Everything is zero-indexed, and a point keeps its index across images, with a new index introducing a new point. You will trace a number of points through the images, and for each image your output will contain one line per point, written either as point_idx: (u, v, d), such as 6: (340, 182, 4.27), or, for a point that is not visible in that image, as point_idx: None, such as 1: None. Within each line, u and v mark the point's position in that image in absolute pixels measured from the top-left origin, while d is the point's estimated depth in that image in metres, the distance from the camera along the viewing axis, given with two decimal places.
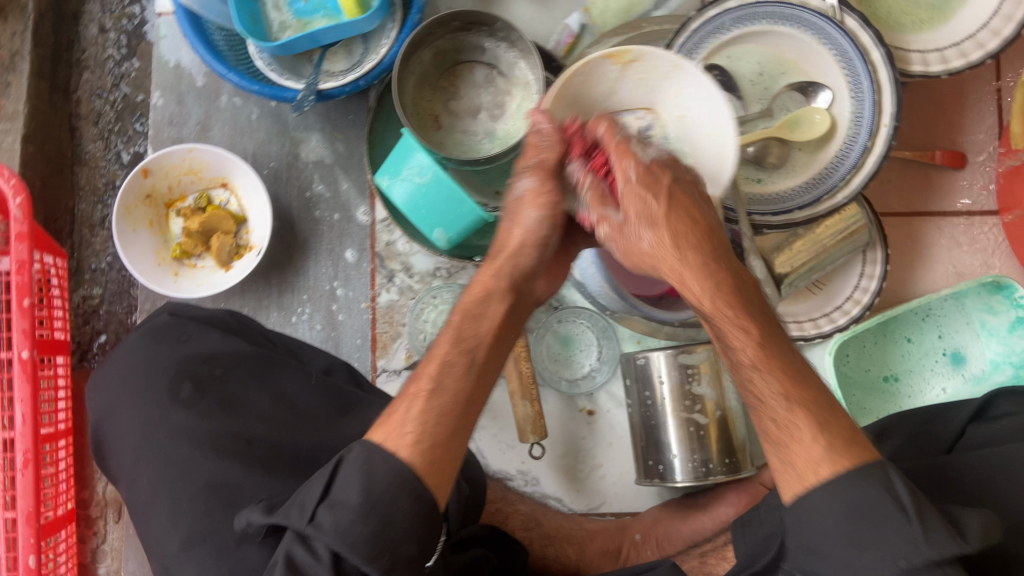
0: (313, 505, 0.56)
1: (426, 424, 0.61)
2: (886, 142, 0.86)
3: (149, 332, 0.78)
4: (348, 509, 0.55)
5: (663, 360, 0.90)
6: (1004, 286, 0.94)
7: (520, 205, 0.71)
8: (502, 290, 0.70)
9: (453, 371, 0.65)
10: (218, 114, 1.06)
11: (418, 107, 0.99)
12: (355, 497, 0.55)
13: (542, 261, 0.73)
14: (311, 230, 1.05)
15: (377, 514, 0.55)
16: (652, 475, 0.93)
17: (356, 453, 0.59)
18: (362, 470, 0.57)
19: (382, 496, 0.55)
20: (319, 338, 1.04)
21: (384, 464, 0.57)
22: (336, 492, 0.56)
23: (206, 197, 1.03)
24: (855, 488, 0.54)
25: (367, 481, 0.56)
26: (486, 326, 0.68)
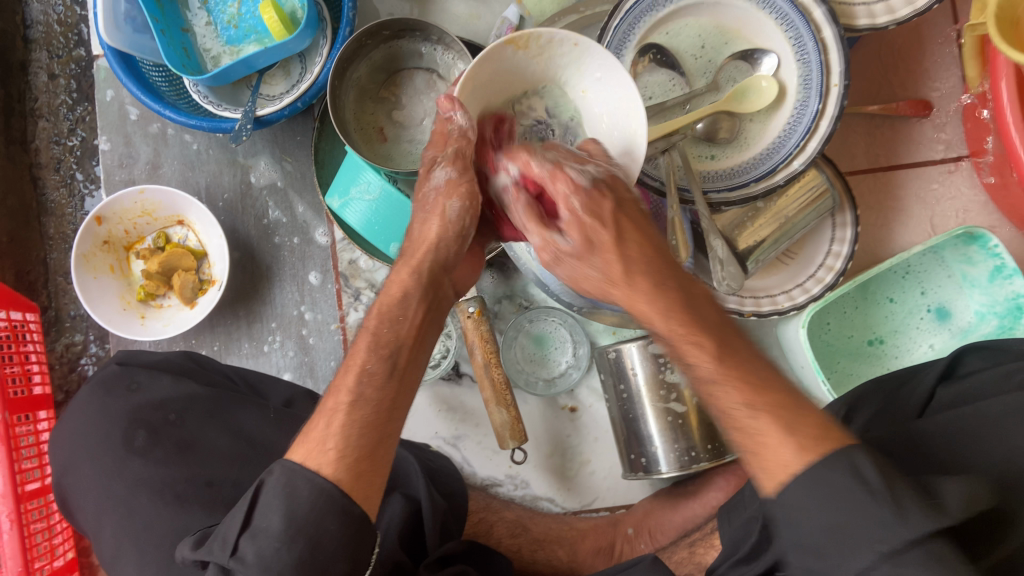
0: (234, 537, 0.55)
1: (349, 439, 0.58)
2: (839, 102, 0.82)
3: (98, 385, 0.77)
4: (270, 538, 0.54)
5: (635, 351, 0.89)
6: (978, 236, 0.89)
7: (436, 196, 0.70)
8: (421, 289, 0.68)
9: (372, 379, 0.62)
10: (167, 151, 1.05)
11: (361, 122, 0.97)
12: (277, 523, 0.54)
13: (460, 252, 0.72)
14: (272, 257, 1.04)
15: (301, 539, 0.54)
16: (636, 469, 0.91)
17: (273, 470, 0.56)
18: (282, 489, 0.55)
19: (304, 519, 0.54)
20: (292, 364, 1.03)
21: (305, 481, 0.55)
22: (258, 519, 0.55)
23: (163, 236, 1.02)
24: (823, 480, 0.51)
25: (287, 505, 0.54)
26: (405, 329, 0.66)
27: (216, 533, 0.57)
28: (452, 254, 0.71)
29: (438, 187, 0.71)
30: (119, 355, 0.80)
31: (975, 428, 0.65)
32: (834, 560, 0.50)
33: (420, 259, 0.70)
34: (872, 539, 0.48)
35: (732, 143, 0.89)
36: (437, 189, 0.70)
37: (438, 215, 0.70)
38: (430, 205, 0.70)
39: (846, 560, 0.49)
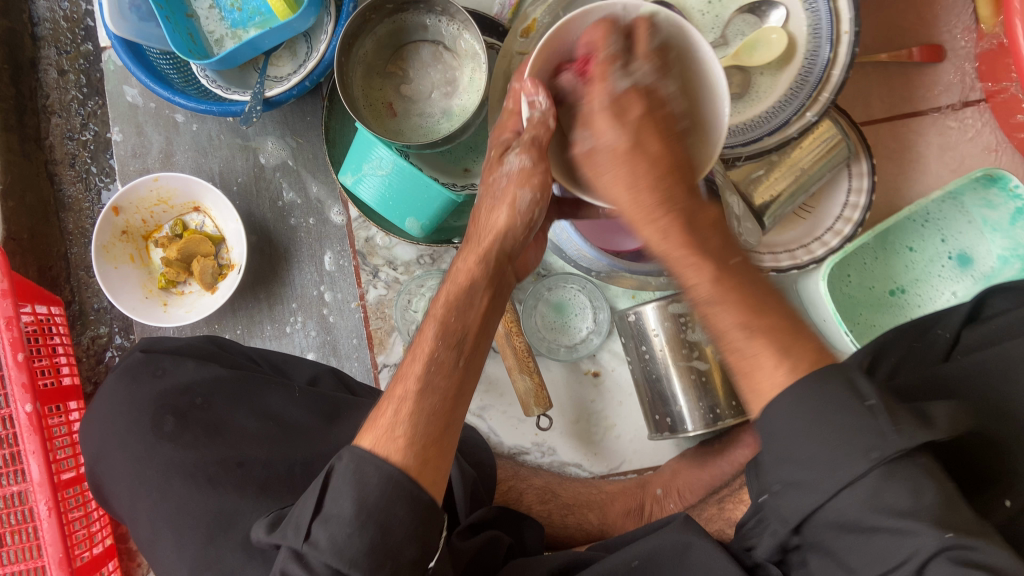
0: (307, 523, 0.55)
1: (417, 426, 0.58)
2: (851, 49, 0.81)
3: (125, 371, 0.78)
4: (341, 524, 0.53)
5: (654, 312, 0.88)
6: (998, 178, 0.88)
7: (508, 182, 0.64)
8: (487, 276, 0.66)
9: (442, 366, 0.62)
10: (179, 139, 1.06)
11: (370, 98, 0.97)
12: (349, 509, 0.53)
13: (526, 237, 0.68)
14: (289, 238, 1.05)
15: (373, 524, 0.53)
16: (662, 429, 0.91)
17: (343, 457, 0.56)
18: (350, 476, 0.55)
19: (376, 504, 0.54)
20: (315, 344, 1.04)
21: (374, 468, 0.55)
22: (330, 505, 0.54)
23: (181, 223, 1.03)
24: (825, 391, 0.51)
25: (356, 490, 0.54)
26: (472, 316, 0.64)
27: (286, 518, 0.57)
28: (519, 241, 0.67)
29: (510, 173, 0.64)
30: (143, 342, 0.81)
31: (998, 370, 0.65)
32: (821, 474, 0.51)
33: (491, 250, 0.66)
34: (866, 449, 0.49)
35: (744, 97, 0.88)
36: (509, 177, 0.64)
37: (509, 205, 0.65)
38: (501, 192, 0.65)
39: (836, 476, 0.50)
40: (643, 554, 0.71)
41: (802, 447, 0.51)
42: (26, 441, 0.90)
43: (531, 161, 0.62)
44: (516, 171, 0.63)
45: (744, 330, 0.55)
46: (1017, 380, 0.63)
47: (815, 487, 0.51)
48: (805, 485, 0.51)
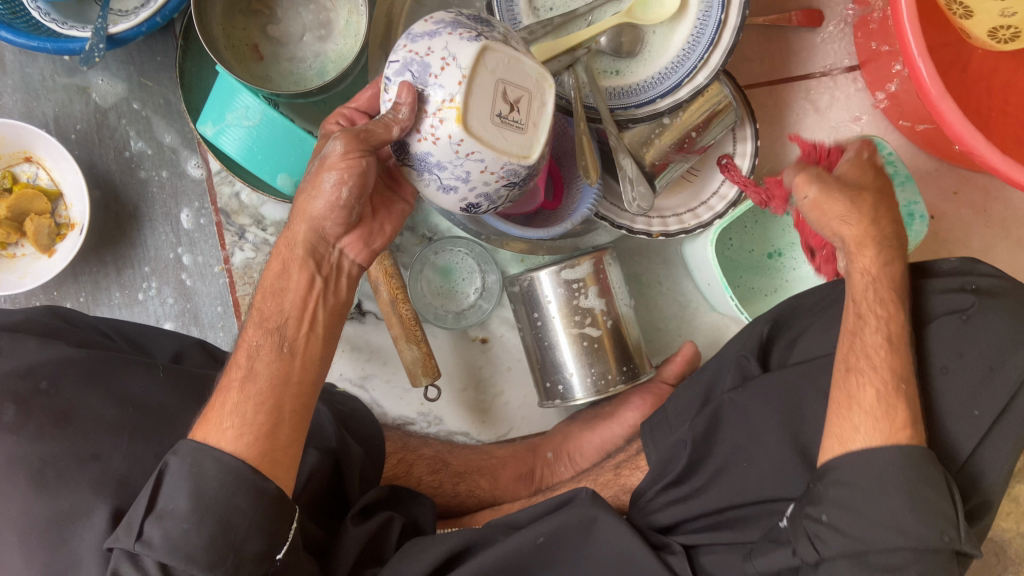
0: (140, 520, 0.53)
1: (246, 418, 0.57)
2: (739, 12, 0.81)
3: None
4: (178, 519, 0.53)
5: (548, 279, 0.86)
6: (874, 144, 0.91)
7: (319, 164, 0.59)
8: (301, 260, 0.62)
9: (262, 353, 0.60)
10: (5, 79, 0.92)
11: (231, 39, 0.87)
12: (184, 503, 0.53)
13: (354, 215, 0.62)
14: (140, 194, 0.93)
15: (212, 518, 0.53)
16: (553, 396, 0.90)
17: (178, 452, 0.55)
18: (189, 470, 0.54)
19: (216, 497, 0.54)
20: (173, 313, 0.94)
21: (212, 459, 0.54)
22: (164, 500, 0.54)
23: (9, 175, 0.90)
24: (919, 471, 0.61)
25: (194, 485, 0.54)
26: (288, 300, 0.61)
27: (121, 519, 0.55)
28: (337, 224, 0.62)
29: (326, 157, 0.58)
30: None
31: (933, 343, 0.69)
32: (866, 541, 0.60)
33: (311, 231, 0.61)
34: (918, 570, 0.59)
35: (637, 57, 0.86)
36: (322, 161, 0.58)
37: (320, 192, 0.59)
38: (312, 180, 0.60)
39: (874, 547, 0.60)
40: (548, 530, 0.70)
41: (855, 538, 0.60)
42: None
43: (344, 146, 0.57)
44: (330, 156, 0.58)
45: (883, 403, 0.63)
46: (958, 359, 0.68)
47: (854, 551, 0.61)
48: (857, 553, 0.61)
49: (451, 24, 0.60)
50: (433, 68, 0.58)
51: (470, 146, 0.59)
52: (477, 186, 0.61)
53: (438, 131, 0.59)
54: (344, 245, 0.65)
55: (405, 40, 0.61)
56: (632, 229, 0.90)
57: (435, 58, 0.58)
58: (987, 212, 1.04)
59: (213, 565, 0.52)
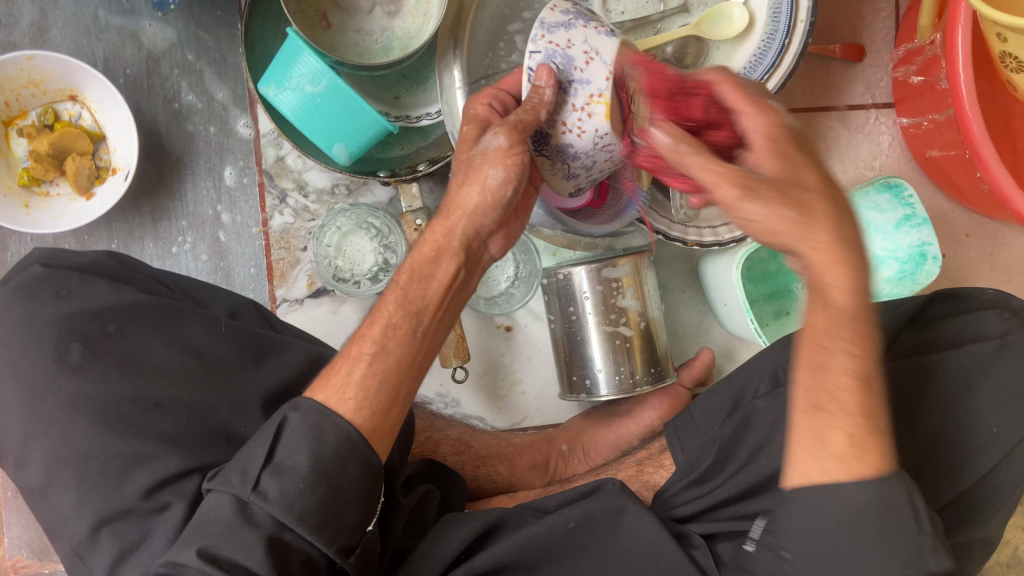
0: (256, 471, 0.55)
1: (368, 390, 0.58)
2: (803, 39, 0.83)
3: (19, 289, 0.64)
4: (295, 478, 0.54)
5: (585, 275, 0.87)
6: (895, 185, 0.95)
7: (481, 160, 0.62)
8: (454, 248, 0.63)
9: (397, 332, 0.61)
10: (57, 12, 0.89)
11: (301, 3, 0.87)
12: (304, 463, 0.55)
13: (505, 211, 0.65)
14: (185, 146, 0.93)
15: (324, 482, 0.55)
16: (578, 390, 0.90)
17: (299, 408, 0.57)
18: (310, 429, 0.56)
19: (331, 462, 0.55)
20: (206, 270, 0.93)
21: (332, 424, 0.56)
22: (282, 455, 0.55)
23: (52, 112, 0.88)
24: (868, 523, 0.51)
25: (314, 445, 0.55)
26: (434, 287, 0.63)
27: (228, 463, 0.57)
28: (488, 223, 0.64)
29: (486, 152, 0.61)
30: (42, 253, 0.68)
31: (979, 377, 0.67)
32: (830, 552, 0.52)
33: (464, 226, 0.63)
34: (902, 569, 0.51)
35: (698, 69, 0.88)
36: (484, 154, 0.61)
37: (483, 183, 0.62)
38: (473, 170, 0.62)
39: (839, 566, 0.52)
40: (579, 515, 0.71)
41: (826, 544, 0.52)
42: None
43: (506, 141, 0.60)
44: (497, 151, 0.61)
45: (856, 440, 0.51)
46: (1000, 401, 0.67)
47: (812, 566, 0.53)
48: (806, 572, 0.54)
49: (578, 15, 0.62)
50: (577, 61, 0.60)
51: (609, 140, 0.63)
52: (595, 172, 0.67)
53: (585, 125, 0.62)
54: (492, 241, 0.67)
55: (538, 29, 0.60)
56: (667, 235, 0.90)
57: (578, 55, 0.60)
58: (993, 255, 1.08)
59: (319, 527, 0.54)
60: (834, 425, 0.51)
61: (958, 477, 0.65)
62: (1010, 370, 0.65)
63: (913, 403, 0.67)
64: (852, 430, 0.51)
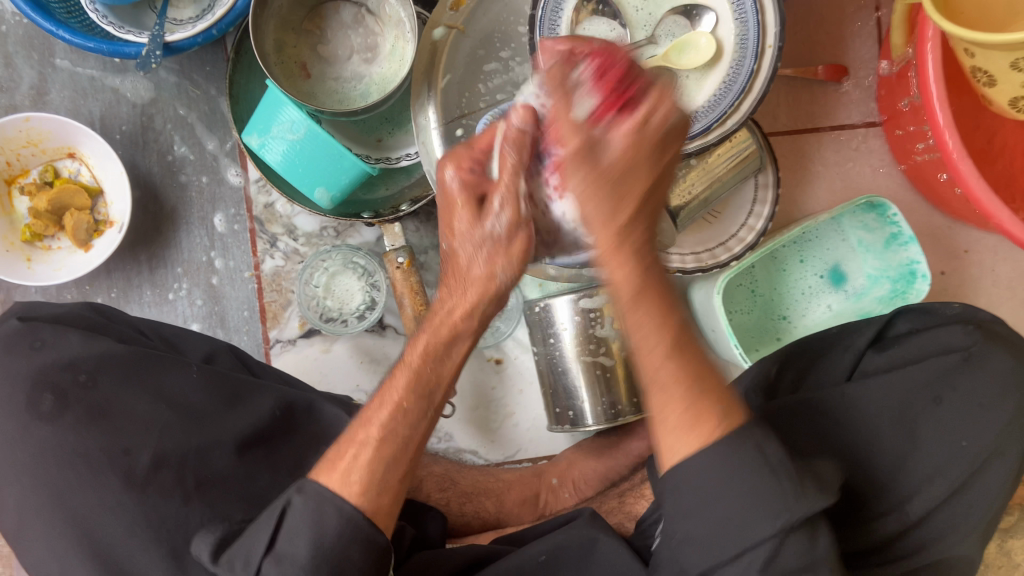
0: (257, 557, 0.55)
1: (374, 474, 0.56)
2: (773, 64, 0.83)
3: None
4: (295, 565, 0.54)
5: (566, 305, 0.88)
6: (878, 205, 0.93)
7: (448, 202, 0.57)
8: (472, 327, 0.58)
9: (406, 416, 0.57)
10: (55, 75, 0.94)
11: (282, 53, 0.91)
12: (303, 551, 0.54)
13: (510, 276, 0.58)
14: (178, 196, 0.96)
15: (327, 566, 0.54)
16: (563, 421, 0.91)
17: (302, 491, 0.56)
18: (308, 514, 0.55)
19: (331, 547, 0.54)
20: (201, 314, 0.96)
21: (334, 509, 0.55)
22: (282, 543, 0.55)
23: (51, 170, 0.92)
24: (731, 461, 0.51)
25: (314, 530, 0.54)
26: (449, 366, 0.59)
27: (234, 548, 0.57)
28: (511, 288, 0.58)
29: (450, 187, 0.56)
30: (20, 307, 0.71)
31: (931, 381, 0.68)
32: (727, 533, 0.51)
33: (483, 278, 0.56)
34: (775, 514, 0.51)
35: None
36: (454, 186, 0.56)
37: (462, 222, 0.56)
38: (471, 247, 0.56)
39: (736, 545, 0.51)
40: (550, 549, 0.71)
41: (703, 520, 0.52)
42: None
43: (457, 166, 0.56)
44: (448, 184, 0.56)
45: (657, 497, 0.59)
46: (975, 420, 0.67)
47: (712, 548, 0.52)
48: (705, 544, 0.52)
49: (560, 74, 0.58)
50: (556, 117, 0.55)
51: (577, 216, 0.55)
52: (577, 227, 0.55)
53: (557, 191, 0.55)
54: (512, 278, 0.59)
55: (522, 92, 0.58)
56: None
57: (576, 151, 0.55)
58: (995, 271, 1.06)
59: None
60: (666, 400, 0.51)
61: (930, 491, 0.66)
62: (977, 383, 0.68)
63: (881, 420, 0.67)
64: (689, 405, 0.51)
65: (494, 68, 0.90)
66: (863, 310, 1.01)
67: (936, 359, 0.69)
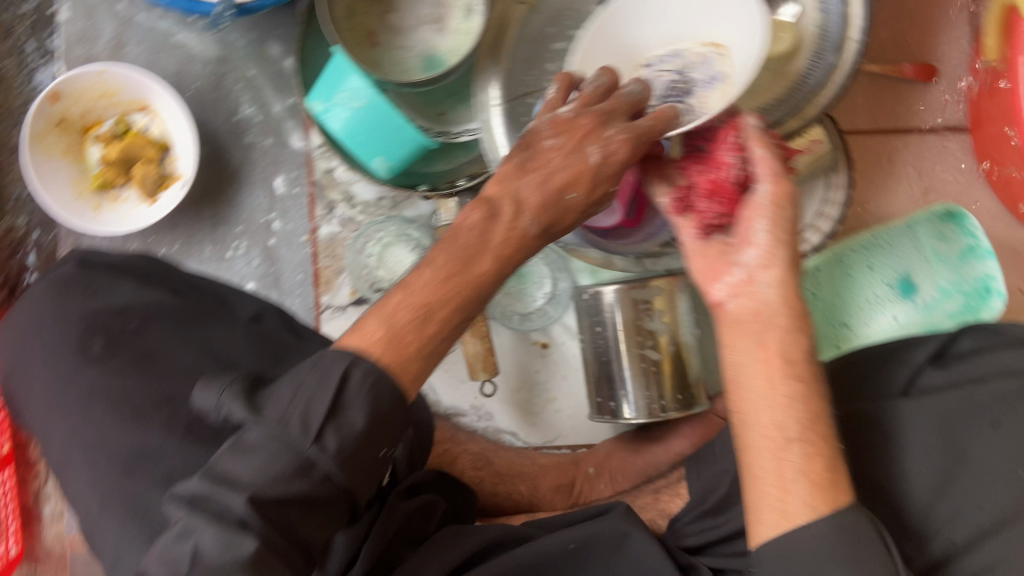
0: (317, 422, 0.49)
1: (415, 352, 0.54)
2: (855, 58, 0.78)
3: (54, 283, 0.71)
4: (351, 434, 0.50)
5: (616, 295, 0.86)
6: (956, 214, 0.93)
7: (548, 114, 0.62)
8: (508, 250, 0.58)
9: (436, 311, 0.55)
10: (134, 30, 0.97)
11: (352, 20, 0.90)
12: (362, 422, 0.50)
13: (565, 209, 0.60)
14: (243, 156, 0.98)
15: (376, 441, 0.51)
16: (604, 412, 0.90)
17: (357, 363, 0.51)
18: (366, 386, 0.51)
19: (385, 417, 0.51)
20: (257, 274, 0.98)
21: (390, 386, 0.52)
22: (341, 410, 0.50)
23: (124, 122, 0.94)
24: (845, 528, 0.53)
25: (372, 401, 0.51)
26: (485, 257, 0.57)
27: (274, 401, 0.51)
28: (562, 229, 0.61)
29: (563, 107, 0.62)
30: (79, 251, 0.74)
31: (986, 403, 0.65)
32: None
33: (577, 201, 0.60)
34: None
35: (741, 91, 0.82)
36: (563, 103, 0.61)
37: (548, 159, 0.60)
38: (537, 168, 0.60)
39: None
40: (581, 538, 0.69)
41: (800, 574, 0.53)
42: None
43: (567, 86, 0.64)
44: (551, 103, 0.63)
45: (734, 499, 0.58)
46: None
47: None
48: None
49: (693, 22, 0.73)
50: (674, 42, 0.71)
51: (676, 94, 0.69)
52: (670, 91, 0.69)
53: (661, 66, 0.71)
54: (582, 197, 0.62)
55: None
56: None
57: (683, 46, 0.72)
58: None
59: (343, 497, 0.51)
60: (785, 459, 0.57)
61: (975, 517, 0.62)
62: None
63: (927, 438, 0.64)
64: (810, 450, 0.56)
65: (562, 48, 0.88)
66: (931, 325, 0.95)
67: (999, 381, 0.65)
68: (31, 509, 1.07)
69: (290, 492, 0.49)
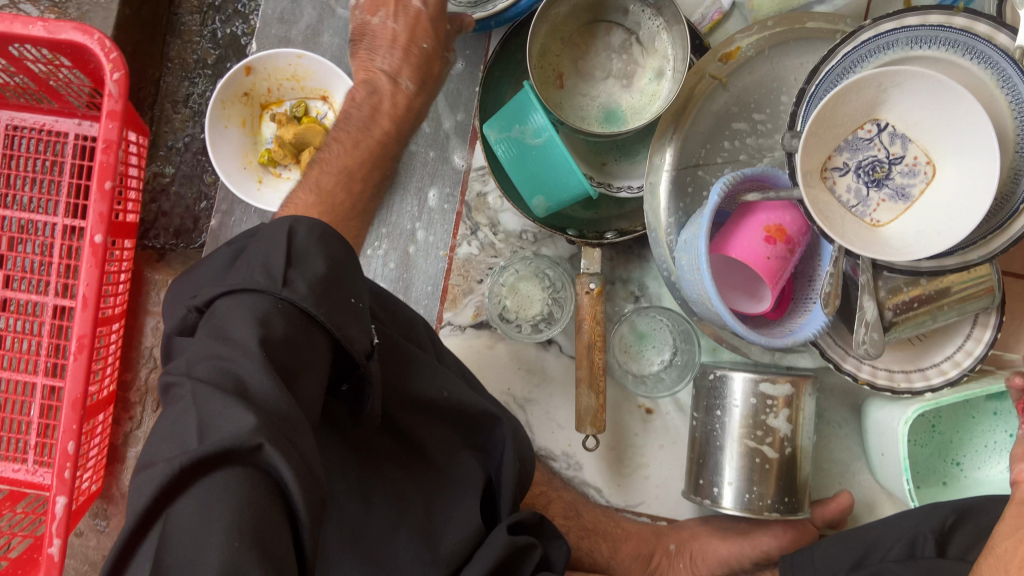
0: (282, 268, 0.54)
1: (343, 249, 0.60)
2: None
3: None
4: (314, 273, 0.56)
5: (741, 383, 0.86)
6: None
7: None
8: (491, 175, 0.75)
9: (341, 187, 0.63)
10: (331, 21, 0.99)
11: (544, 60, 0.92)
12: (322, 264, 0.57)
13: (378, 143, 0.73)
14: (404, 163, 1.00)
15: (340, 279, 0.58)
16: (702, 495, 0.89)
17: (300, 222, 0.58)
18: (312, 234, 0.58)
19: (341, 260, 0.58)
20: (390, 277, 1.00)
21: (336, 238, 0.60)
22: (299, 256, 0.56)
23: (304, 107, 0.97)
24: None
25: (324, 247, 0.58)
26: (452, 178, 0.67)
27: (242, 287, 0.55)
28: None
29: None
30: None
31: None
32: None
33: None
34: None
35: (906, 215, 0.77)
36: None
37: None
38: None
39: None
40: None
41: None
42: (84, 269, 0.86)
43: None
44: None
45: None
46: None
47: None
48: None
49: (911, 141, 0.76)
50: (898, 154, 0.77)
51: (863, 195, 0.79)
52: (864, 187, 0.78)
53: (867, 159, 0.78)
54: None
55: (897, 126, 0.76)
56: (839, 365, 0.88)
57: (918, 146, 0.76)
58: None
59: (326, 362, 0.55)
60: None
61: None
62: None
63: None
64: None
65: (740, 128, 0.89)
66: None
67: None
68: (119, 446, 1.11)
69: (265, 367, 0.48)
